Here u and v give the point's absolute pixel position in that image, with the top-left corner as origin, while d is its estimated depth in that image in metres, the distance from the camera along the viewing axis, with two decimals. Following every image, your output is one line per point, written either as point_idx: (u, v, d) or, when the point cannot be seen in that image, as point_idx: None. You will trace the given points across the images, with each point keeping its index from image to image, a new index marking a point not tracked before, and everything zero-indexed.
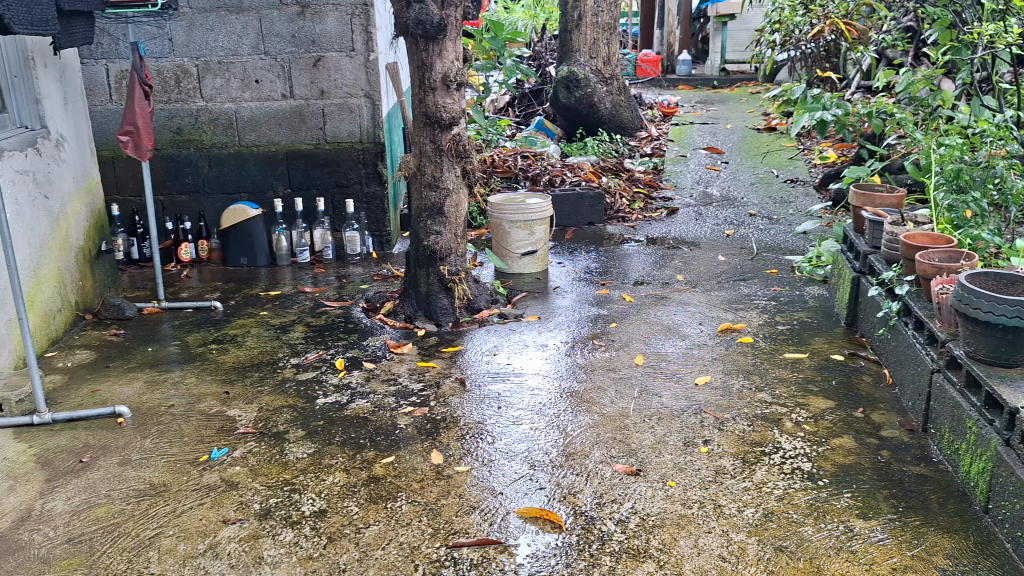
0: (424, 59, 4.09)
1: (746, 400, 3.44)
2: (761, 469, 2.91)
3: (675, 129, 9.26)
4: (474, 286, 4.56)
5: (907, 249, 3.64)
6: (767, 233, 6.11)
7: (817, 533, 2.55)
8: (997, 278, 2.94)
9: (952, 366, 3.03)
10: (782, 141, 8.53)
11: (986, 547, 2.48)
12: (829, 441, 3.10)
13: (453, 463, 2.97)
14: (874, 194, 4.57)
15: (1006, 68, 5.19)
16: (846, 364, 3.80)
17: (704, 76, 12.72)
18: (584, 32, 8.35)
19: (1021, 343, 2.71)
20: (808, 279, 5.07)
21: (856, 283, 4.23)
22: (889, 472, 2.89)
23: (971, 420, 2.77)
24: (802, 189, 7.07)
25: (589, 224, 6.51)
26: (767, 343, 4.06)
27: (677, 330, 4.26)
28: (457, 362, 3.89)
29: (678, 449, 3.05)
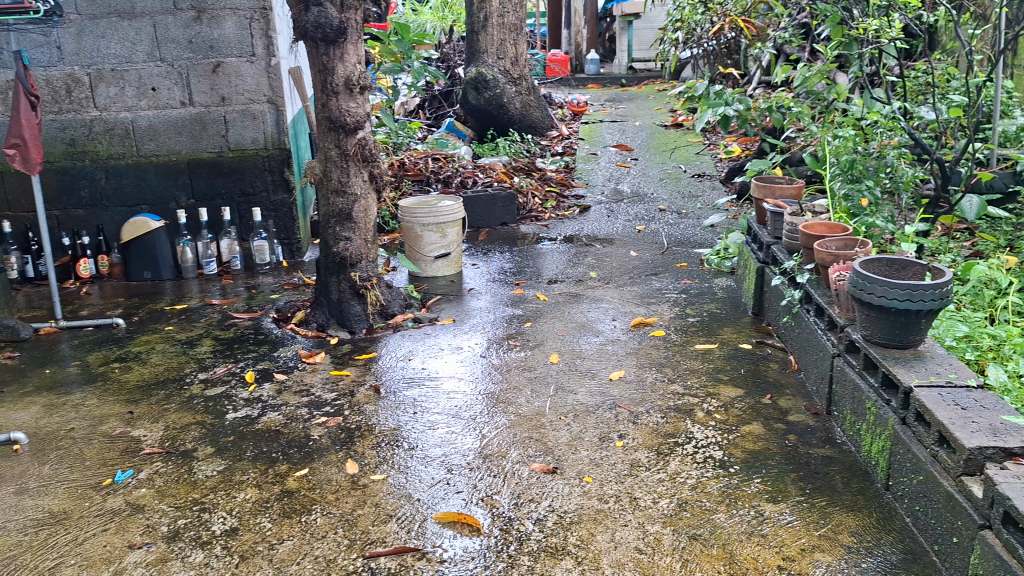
0: (325, 63, 4.03)
1: (659, 392, 3.50)
2: (674, 459, 2.96)
3: (585, 128, 9.37)
4: (387, 291, 4.51)
5: (806, 239, 3.76)
6: (677, 227, 6.23)
7: (728, 519, 2.61)
8: (889, 263, 3.07)
9: (851, 349, 3.15)
10: (689, 137, 8.72)
11: (888, 523, 2.58)
12: (739, 428, 3.18)
13: (368, 472, 2.93)
14: (775, 186, 4.71)
15: (893, 62, 5.43)
16: (754, 352, 3.91)
17: (612, 74, 12.92)
18: (491, 33, 8.35)
19: (913, 325, 2.83)
20: (716, 272, 5.19)
21: (761, 273, 4.35)
22: (796, 456, 2.98)
23: (870, 400, 2.88)
24: (709, 183, 7.24)
25: (503, 224, 6.52)
26: (679, 336, 4.14)
27: (592, 327, 4.31)
28: (371, 369, 3.85)
29: (594, 445, 3.08)
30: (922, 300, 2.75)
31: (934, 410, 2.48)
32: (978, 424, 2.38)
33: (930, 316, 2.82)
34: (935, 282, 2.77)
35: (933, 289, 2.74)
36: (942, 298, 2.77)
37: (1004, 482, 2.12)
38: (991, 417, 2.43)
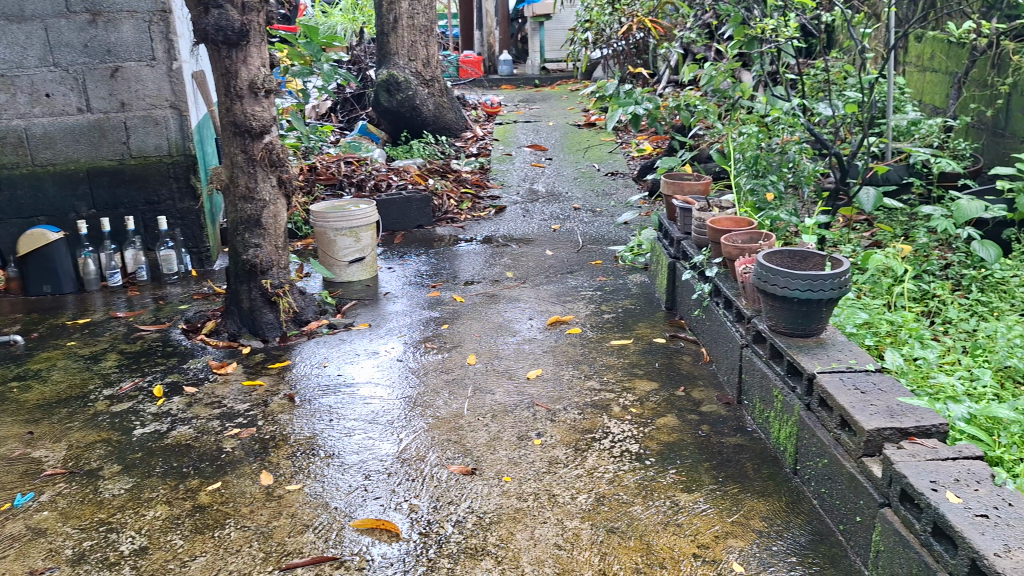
0: (228, 66, 3.95)
1: (577, 389, 3.54)
2: (591, 455, 3.00)
3: (499, 130, 9.43)
4: (300, 298, 4.44)
5: (714, 233, 3.85)
6: (591, 225, 6.31)
7: (645, 511, 2.65)
8: (791, 254, 3.17)
9: (758, 340, 3.25)
10: (601, 137, 8.85)
11: (797, 506, 2.66)
12: (654, 421, 3.23)
13: (284, 483, 2.88)
14: (683, 183, 4.81)
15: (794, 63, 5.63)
16: (668, 346, 3.99)
17: (525, 75, 13.03)
18: (401, 35, 8.29)
19: (814, 314, 2.93)
20: (631, 268, 5.28)
21: (672, 268, 4.45)
22: (709, 445, 3.05)
23: (777, 388, 2.97)
24: (622, 181, 7.36)
25: (419, 226, 6.49)
26: (595, 332, 4.19)
27: (509, 327, 4.33)
28: (286, 377, 3.78)
29: (512, 444, 3.09)
30: (822, 289, 2.85)
31: (835, 395, 2.58)
32: (876, 407, 2.49)
33: (830, 305, 2.92)
34: (834, 271, 2.87)
35: (832, 278, 2.85)
36: (841, 287, 2.87)
37: (901, 461, 2.22)
38: (888, 399, 2.53)
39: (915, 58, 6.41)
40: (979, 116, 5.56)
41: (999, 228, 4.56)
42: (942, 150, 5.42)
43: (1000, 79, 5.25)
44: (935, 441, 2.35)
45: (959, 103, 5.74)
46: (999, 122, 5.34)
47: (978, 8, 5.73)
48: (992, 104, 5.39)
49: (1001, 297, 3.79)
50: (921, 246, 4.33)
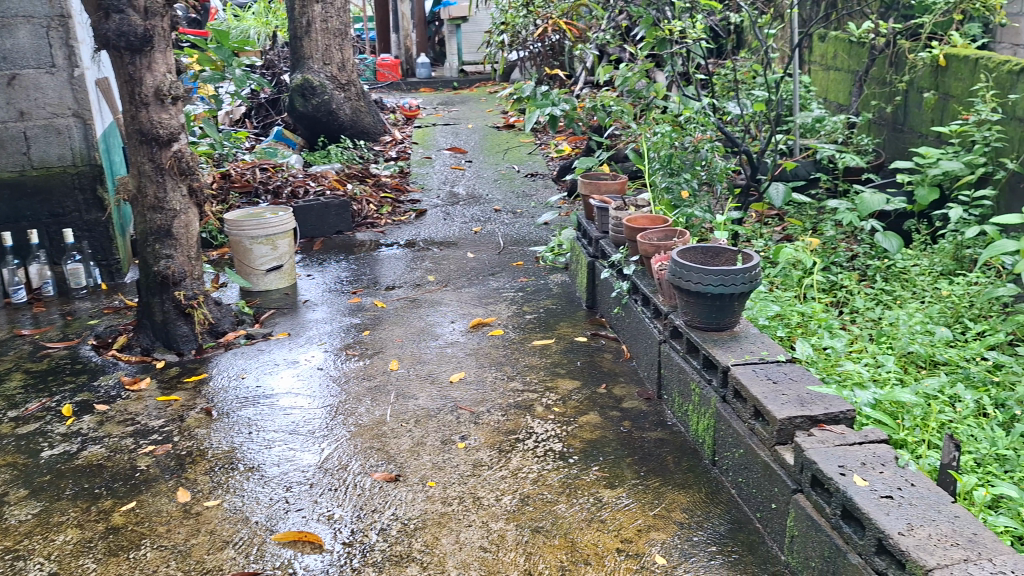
0: (132, 73, 3.83)
1: (500, 390, 3.55)
2: (515, 455, 3.01)
3: (418, 133, 9.40)
4: (216, 309, 4.34)
5: (630, 231, 3.91)
6: (512, 227, 6.33)
7: (569, 508, 2.68)
8: (703, 250, 3.25)
9: (675, 335, 3.32)
10: (520, 138, 8.90)
11: (716, 496, 2.73)
12: (577, 419, 3.27)
13: (202, 499, 2.81)
14: (599, 183, 4.87)
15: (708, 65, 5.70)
16: (589, 344, 4.04)
17: (443, 78, 13.01)
18: (315, 39, 8.17)
19: (727, 307, 3.00)
20: (552, 268, 5.32)
21: (591, 267, 4.50)
22: (631, 441, 3.10)
23: (694, 381, 3.04)
24: (542, 182, 7.41)
25: (338, 232, 6.41)
26: (517, 333, 4.21)
27: (431, 331, 4.31)
28: (202, 391, 3.68)
29: (436, 448, 3.08)
30: (734, 283, 2.93)
31: (749, 386, 2.65)
32: (787, 396, 2.56)
33: (742, 298, 3.00)
34: (744, 266, 2.95)
35: (743, 272, 2.93)
36: (751, 281, 2.96)
37: (811, 448, 2.30)
38: (799, 389, 2.62)
39: (820, 57, 6.61)
40: (880, 113, 5.78)
41: (900, 219, 4.76)
42: (846, 145, 5.62)
43: (898, 77, 5.47)
44: (843, 426, 2.44)
45: (861, 100, 5.95)
46: (898, 117, 5.55)
47: (876, 9, 5.96)
48: (891, 100, 5.61)
49: (904, 285, 3.95)
50: (829, 239, 4.48)
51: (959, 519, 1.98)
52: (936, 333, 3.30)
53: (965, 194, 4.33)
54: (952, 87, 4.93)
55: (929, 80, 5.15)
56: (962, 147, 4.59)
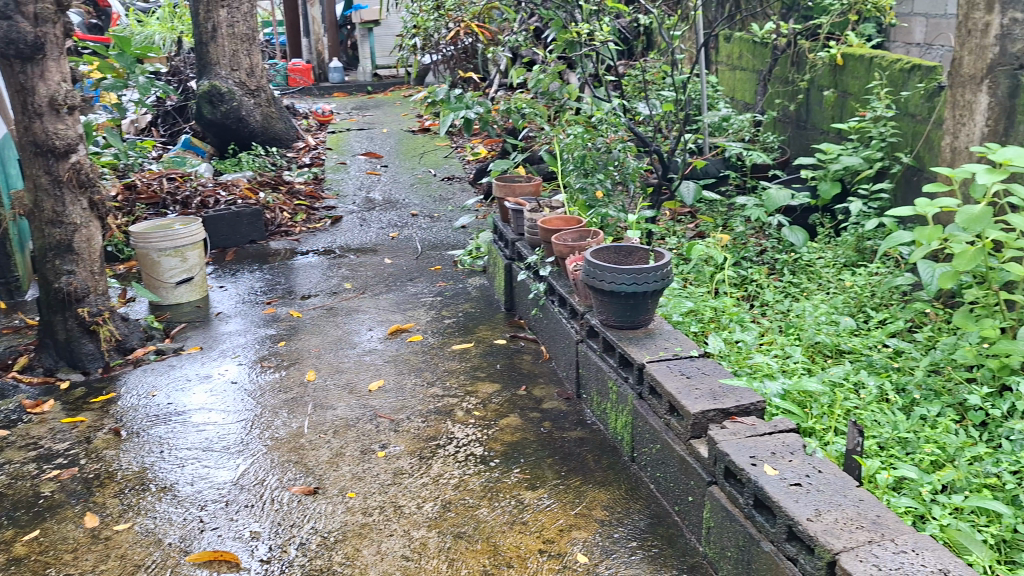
0: (23, 82, 3.68)
1: (420, 397, 3.52)
2: (436, 462, 3.00)
3: (332, 138, 9.28)
4: (123, 324, 4.19)
5: (546, 233, 3.94)
6: (429, 231, 6.30)
7: (491, 512, 2.68)
8: (617, 250, 3.29)
9: (591, 335, 3.35)
10: (436, 142, 8.88)
11: (635, 492, 2.77)
12: (497, 422, 3.27)
13: (111, 523, 2.71)
14: (514, 185, 4.88)
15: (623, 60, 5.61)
16: (508, 346, 4.05)
17: (357, 82, 12.88)
18: (221, 44, 7.99)
19: (641, 305, 3.05)
20: (470, 272, 5.31)
21: (508, 270, 4.51)
22: (551, 441, 3.12)
23: (611, 380, 3.08)
24: (458, 185, 7.39)
25: (250, 242, 6.27)
26: (435, 338, 4.20)
27: (349, 339, 4.26)
28: (110, 411, 3.55)
29: (355, 458, 3.04)
30: (647, 281, 2.98)
31: (664, 382, 2.69)
32: (700, 391, 2.62)
33: (655, 296, 3.05)
34: (656, 264, 3.00)
35: (656, 271, 2.98)
36: (663, 279, 3.01)
37: (724, 441, 2.35)
38: (711, 383, 2.67)
39: (726, 57, 6.76)
40: (784, 111, 5.95)
41: (806, 214, 4.92)
42: (753, 143, 5.77)
43: (800, 76, 5.65)
44: (754, 418, 2.51)
45: (766, 99, 6.11)
46: (801, 115, 5.72)
47: (777, 10, 6.14)
48: (794, 98, 5.78)
49: (810, 278, 4.08)
50: (738, 234, 4.59)
51: (864, 503, 2.06)
52: (841, 323, 3.42)
53: (864, 188, 4.49)
54: (849, 85, 5.12)
55: (829, 79, 5.34)
56: (861, 143, 4.76)
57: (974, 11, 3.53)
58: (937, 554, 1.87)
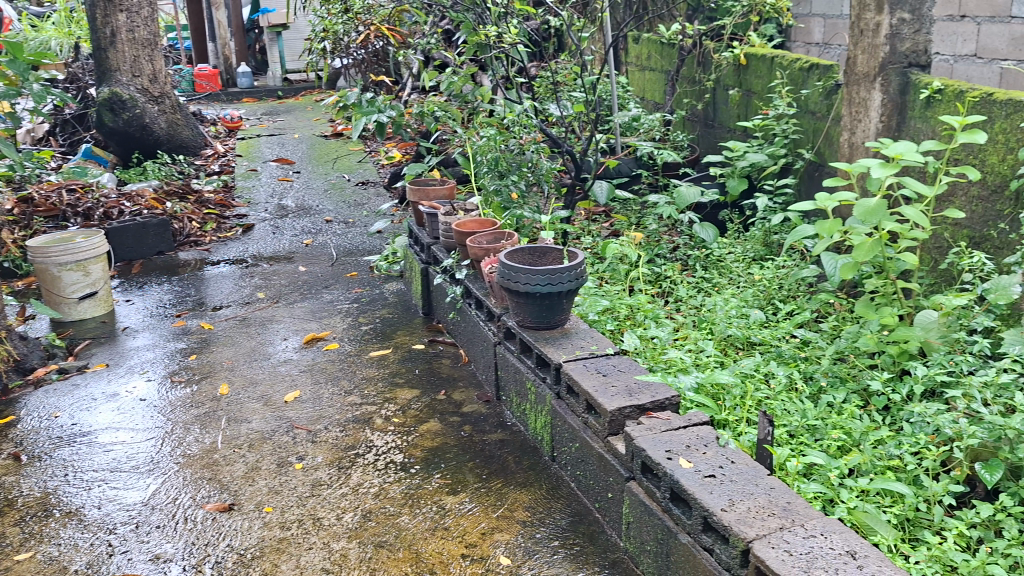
0: None
1: (338, 406, 3.47)
2: (356, 471, 2.95)
3: (242, 145, 9.08)
4: (22, 344, 4.01)
5: (460, 236, 3.93)
6: (344, 237, 6.21)
7: (412, 519, 2.65)
8: (531, 251, 3.31)
9: (509, 336, 3.36)
10: (350, 147, 8.78)
11: (556, 491, 2.79)
12: (417, 428, 3.24)
13: (11, 554, 2.58)
14: (427, 189, 4.85)
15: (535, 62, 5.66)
16: (427, 351, 4.03)
17: (267, 87, 12.63)
18: (121, 50, 7.70)
19: (556, 305, 3.07)
20: (387, 277, 5.27)
21: (425, 274, 4.48)
22: (472, 445, 3.11)
23: (530, 381, 3.09)
24: (373, 190, 7.32)
25: (158, 253, 6.07)
26: (352, 346, 4.14)
27: (263, 349, 4.16)
28: (9, 435, 3.39)
29: (271, 472, 2.97)
30: (561, 282, 3.00)
31: (580, 381, 2.72)
32: (616, 388, 2.65)
33: (570, 296, 3.08)
34: (570, 264, 3.03)
35: (569, 271, 3.00)
36: (577, 278, 3.04)
37: (640, 436, 2.38)
38: (627, 379, 2.71)
39: (635, 58, 6.87)
40: (692, 110, 6.08)
41: (716, 210, 5.05)
42: (663, 142, 5.88)
43: (706, 75, 5.79)
44: (669, 412, 2.55)
45: (674, 99, 6.23)
46: (708, 114, 5.86)
47: (683, 11, 6.27)
48: (701, 98, 5.92)
49: (721, 273, 4.17)
50: (652, 233, 4.67)
51: (775, 490, 2.12)
52: (751, 316, 3.51)
53: (770, 184, 4.63)
54: (753, 84, 5.26)
55: (733, 78, 5.49)
56: (765, 140, 4.91)
57: (865, 12, 3.69)
58: (844, 536, 1.93)
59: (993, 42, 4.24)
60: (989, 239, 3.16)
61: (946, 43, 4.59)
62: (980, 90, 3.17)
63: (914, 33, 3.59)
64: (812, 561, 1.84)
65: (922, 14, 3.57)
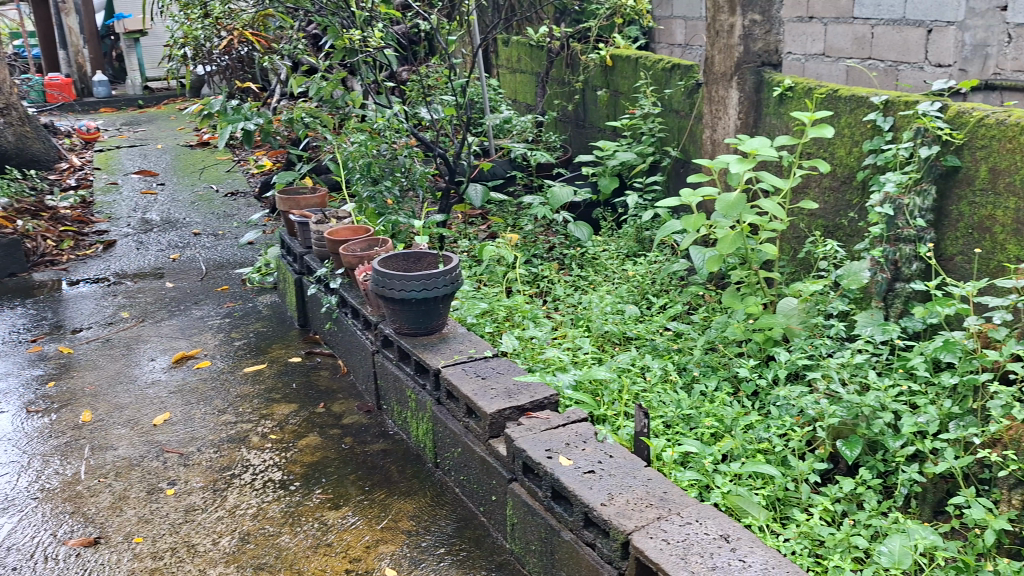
0: None
1: (211, 426, 3.33)
2: (232, 492, 2.85)
3: (100, 158, 8.65)
4: None
5: (333, 244, 3.85)
6: (214, 250, 5.99)
7: (293, 538, 2.58)
8: (405, 257, 3.27)
9: (387, 344, 3.31)
10: (217, 156, 8.49)
11: (441, 498, 2.77)
12: (295, 444, 3.16)
13: None
14: (298, 197, 4.73)
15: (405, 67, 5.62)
16: (304, 364, 3.93)
17: (126, 96, 12.06)
18: None
19: (432, 310, 3.04)
20: (260, 289, 5.12)
21: (299, 285, 4.38)
22: (353, 457, 3.05)
23: (409, 388, 3.06)
24: (243, 200, 7.10)
25: (10, 275, 5.69)
26: (225, 362, 4.00)
27: (127, 372, 3.96)
28: None
29: (140, 500, 2.83)
30: (436, 287, 2.98)
31: (460, 385, 2.70)
32: (496, 390, 2.65)
33: (446, 300, 3.06)
34: (444, 269, 3.01)
35: (444, 275, 2.98)
36: (452, 283, 3.02)
37: (520, 437, 2.39)
38: (506, 381, 2.72)
39: (506, 61, 6.92)
40: (563, 111, 6.18)
41: (589, 209, 5.14)
42: (535, 144, 5.94)
43: (574, 77, 5.89)
44: (548, 411, 2.57)
45: (545, 100, 6.31)
46: (579, 114, 5.96)
47: (550, 14, 6.36)
48: (571, 99, 6.02)
49: (596, 270, 4.25)
50: (528, 233, 4.71)
51: (651, 481, 2.16)
52: (626, 311, 3.58)
53: (639, 182, 4.75)
54: (619, 84, 5.38)
55: (601, 79, 5.60)
56: (633, 139, 5.03)
57: (720, 14, 3.83)
58: (718, 520, 2.00)
59: (838, 41, 4.49)
60: (841, 227, 3.33)
61: (797, 43, 4.83)
62: (826, 87, 3.34)
63: (764, 34, 3.76)
64: (688, 548, 1.89)
65: (771, 16, 3.74)
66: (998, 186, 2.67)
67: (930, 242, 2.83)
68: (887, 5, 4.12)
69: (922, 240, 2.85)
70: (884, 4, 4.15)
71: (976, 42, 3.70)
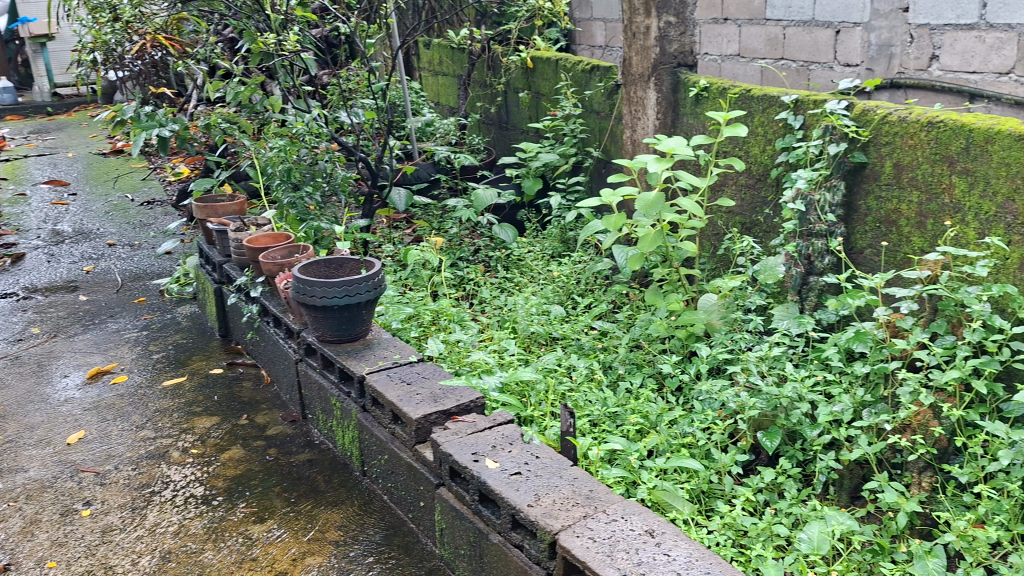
0: None
1: (129, 443, 3.23)
2: (151, 510, 2.76)
3: (6, 167, 8.30)
4: None
5: (253, 252, 3.77)
6: (130, 261, 5.81)
7: (217, 555, 2.51)
8: (327, 263, 3.23)
9: (310, 353, 3.26)
10: (131, 164, 8.24)
11: (368, 506, 2.73)
12: (217, 458, 3.08)
13: None
14: (216, 205, 4.62)
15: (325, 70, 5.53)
16: (226, 375, 3.84)
17: (33, 103, 11.61)
18: None
19: (356, 316, 3.01)
20: (179, 300, 4.99)
21: (219, 294, 4.28)
22: (278, 468, 2.99)
23: (334, 396, 3.01)
24: (160, 209, 6.90)
25: None
26: (143, 376, 3.88)
27: (38, 390, 3.80)
28: None
29: (54, 523, 2.72)
30: (359, 292, 2.94)
31: (385, 392, 2.67)
32: (421, 395, 2.63)
33: (369, 306, 3.03)
34: (366, 274, 2.97)
35: (367, 280, 2.95)
36: (375, 287, 2.99)
37: (446, 442, 2.38)
38: (431, 386, 2.70)
39: (427, 63, 6.89)
40: (485, 113, 6.19)
41: (514, 210, 5.16)
42: (459, 146, 5.93)
43: (496, 79, 5.90)
44: (474, 414, 2.57)
45: (467, 103, 6.31)
46: (502, 116, 5.98)
47: (470, 16, 6.36)
48: (493, 101, 6.03)
49: (522, 271, 4.26)
50: (453, 236, 4.69)
51: (577, 480, 2.18)
52: (551, 312, 3.60)
53: (562, 182, 4.79)
54: (541, 86, 5.41)
55: (522, 81, 5.62)
56: (556, 140, 5.06)
57: (635, 15, 3.85)
58: (643, 516, 2.02)
59: (751, 42, 4.60)
60: (757, 223, 3.41)
61: (713, 44, 4.94)
62: (739, 87, 3.42)
63: (679, 35, 3.83)
64: (614, 545, 1.91)
65: (686, 17, 3.81)
66: (902, 180, 2.77)
67: (841, 237, 2.93)
68: (797, 7, 4.24)
69: (833, 235, 2.94)
70: (794, 6, 4.27)
71: (881, 42, 3.82)
